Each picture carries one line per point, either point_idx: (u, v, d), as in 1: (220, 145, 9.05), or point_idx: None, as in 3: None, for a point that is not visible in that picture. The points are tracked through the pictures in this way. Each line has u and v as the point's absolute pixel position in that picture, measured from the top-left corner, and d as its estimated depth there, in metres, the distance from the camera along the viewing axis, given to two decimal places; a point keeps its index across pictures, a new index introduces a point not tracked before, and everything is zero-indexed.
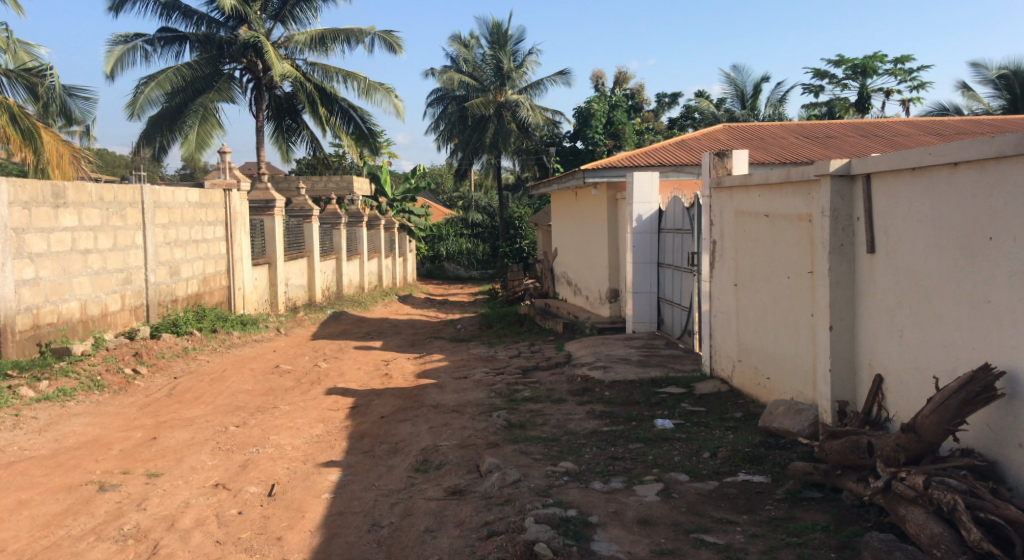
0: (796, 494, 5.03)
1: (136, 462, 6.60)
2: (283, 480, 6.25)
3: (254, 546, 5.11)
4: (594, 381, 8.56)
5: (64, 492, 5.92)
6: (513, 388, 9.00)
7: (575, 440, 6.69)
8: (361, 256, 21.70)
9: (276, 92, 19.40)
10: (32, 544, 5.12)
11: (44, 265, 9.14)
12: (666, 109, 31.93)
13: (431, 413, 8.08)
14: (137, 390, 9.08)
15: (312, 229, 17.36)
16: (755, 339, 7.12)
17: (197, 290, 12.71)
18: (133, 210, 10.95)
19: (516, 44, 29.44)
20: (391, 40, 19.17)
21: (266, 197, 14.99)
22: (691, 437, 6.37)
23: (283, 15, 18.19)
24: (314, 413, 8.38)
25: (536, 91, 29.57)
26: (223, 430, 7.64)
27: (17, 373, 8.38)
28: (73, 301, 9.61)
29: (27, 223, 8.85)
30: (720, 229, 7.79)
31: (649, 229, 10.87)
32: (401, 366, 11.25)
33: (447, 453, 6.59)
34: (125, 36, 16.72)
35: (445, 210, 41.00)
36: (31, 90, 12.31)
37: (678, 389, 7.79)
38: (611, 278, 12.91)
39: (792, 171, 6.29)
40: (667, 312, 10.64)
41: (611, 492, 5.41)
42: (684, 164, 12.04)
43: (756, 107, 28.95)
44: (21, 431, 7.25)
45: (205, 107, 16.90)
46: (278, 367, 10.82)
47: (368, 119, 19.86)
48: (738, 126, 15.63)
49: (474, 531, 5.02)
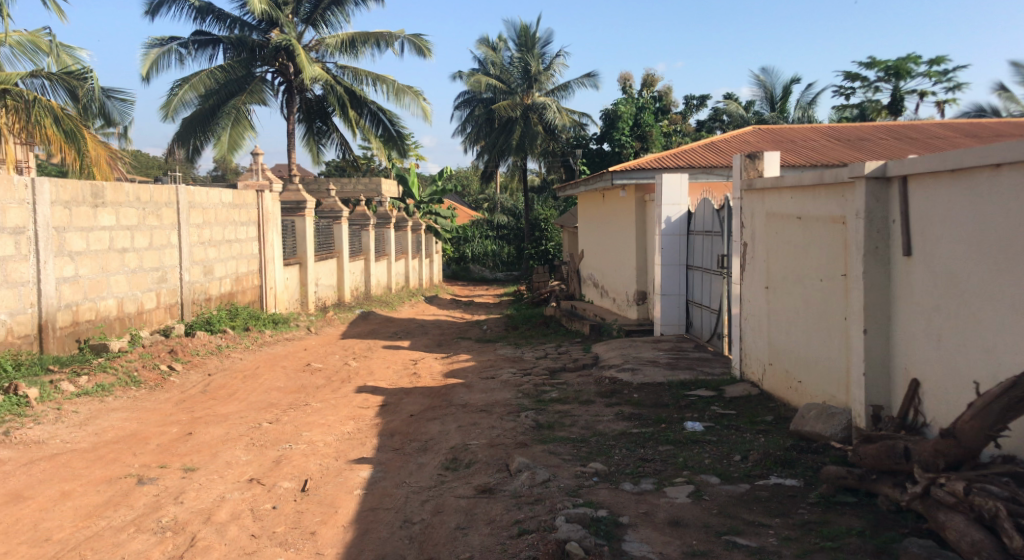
0: (829, 499, 5.01)
1: (173, 457, 6.71)
2: (315, 476, 6.33)
3: (288, 540, 5.20)
4: (622, 384, 8.58)
5: (104, 484, 6.04)
6: (540, 389, 9.07)
7: (604, 441, 6.72)
8: (389, 256, 21.90)
9: (306, 95, 19.60)
10: (75, 534, 5.23)
11: (83, 264, 9.32)
12: (695, 111, 31.72)
13: (459, 413, 8.13)
14: (172, 386, 9.19)
15: (341, 230, 17.52)
16: (786, 341, 7.08)
17: (229, 289, 12.90)
18: (169, 210, 11.12)
19: (544, 46, 29.44)
20: (419, 43, 19.34)
21: (297, 198, 15.13)
22: (721, 440, 6.35)
23: (315, 18, 18.34)
24: (344, 410, 8.47)
25: (564, 93, 29.61)
26: (257, 426, 7.74)
27: (58, 368, 8.54)
28: (111, 299, 9.80)
29: (67, 222, 9.03)
30: (751, 231, 7.73)
31: (678, 231, 10.83)
32: (429, 365, 11.32)
33: (476, 453, 6.63)
34: (160, 39, 16.99)
35: (472, 212, 41.20)
36: (71, 93, 12.55)
37: (707, 392, 7.76)
38: (638, 280, 12.93)
39: (825, 173, 6.27)
40: (696, 315, 10.59)
41: (641, 494, 5.43)
42: (714, 166, 11.98)
43: (785, 109, 28.84)
44: (62, 424, 7.38)
45: (238, 109, 17.14)
46: (309, 365, 10.95)
47: (396, 121, 19.96)
48: (768, 128, 15.48)
49: (506, 529, 5.07)
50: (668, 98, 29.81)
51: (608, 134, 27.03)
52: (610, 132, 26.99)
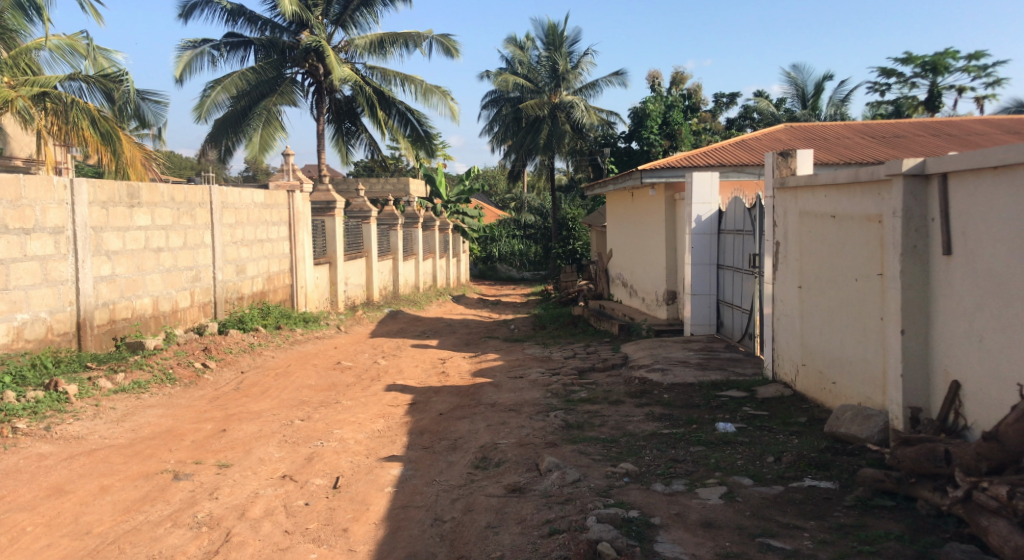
0: (866, 502, 4.95)
1: (208, 453, 6.80)
2: (347, 473, 6.38)
3: (321, 536, 5.25)
4: (652, 384, 8.53)
5: (141, 479, 6.13)
6: (569, 388, 9.05)
7: (634, 442, 6.69)
8: (417, 256, 21.97)
9: (336, 96, 19.75)
10: (114, 528, 5.32)
11: (120, 263, 9.47)
12: (725, 109, 31.42)
13: (489, 412, 8.14)
14: (206, 384, 9.30)
15: (370, 230, 17.62)
16: (820, 342, 7.00)
17: (261, 288, 13.03)
18: (202, 210, 11.25)
19: (572, 45, 29.38)
20: (447, 44, 19.40)
21: (327, 198, 15.25)
22: (753, 441, 6.29)
23: (344, 19, 18.45)
24: (374, 408, 8.52)
25: (592, 91, 29.53)
26: (289, 423, 7.81)
27: (96, 365, 8.68)
28: (146, 297, 9.95)
29: (104, 222, 9.18)
30: (784, 230, 7.65)
31: (708, 231, 10.76)
32: (457, 364, 11.35)
33: (505, 452, 6.64)
34: (193, 41, 17.20)
35: (499, 212, 41.25)
36: (107, 95, 12.76)
37: (739, 392, 7.70)
38: (668, 280, 12.85)
39: (860, 171, 6.19)
40: (726, 315, 10.50)
41: (673, 494, 5.40)
42: (745, 164, 11.88)
43: (818, 107, 28.51)
44: (101, 420, 7.51)
45: (269, 110, 17.29)
46: (339, 363, 11.03)
47: (424, 121, 20.04)
48: (800, 126, 15.32)
49: (537, 528, 5.08)
50: (697, 96, 29.59)
51: (637, 132, 26.92)
52: (639, 130, 26.88)
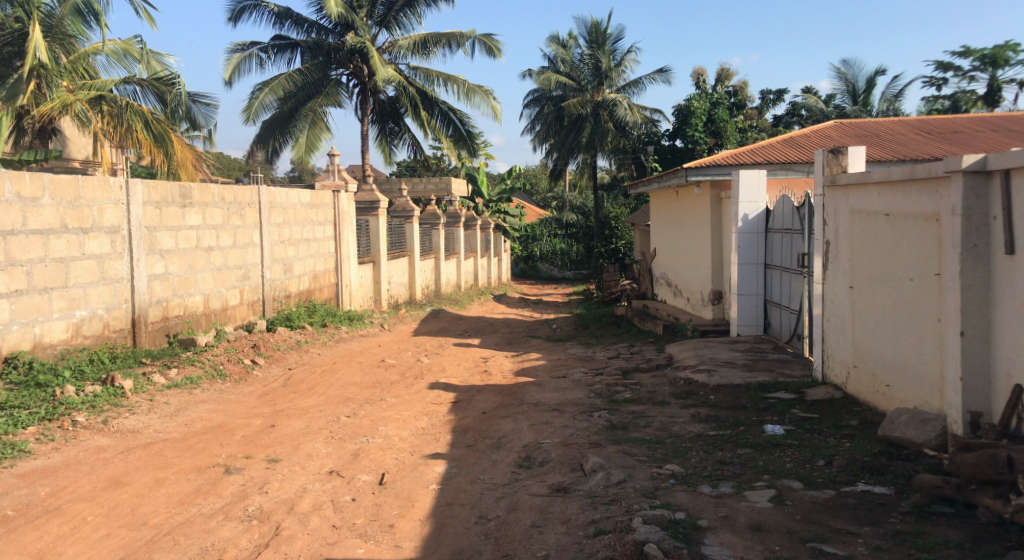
0: (923, 508, 4.84)
1: (257, 448, 6.91)
2: (392, 470, 6.43)
3: (368, 531, 5.30)
4: (698, 385, 8.44)
5: (194, 473, 6.26)
6: (613, 389, 9.00)
7: (680, 443, 6.62)
8: (459, 255, 22.05)
9: (379, 96, 19.92)
10: (169, 519, 5.44)
11: (172, 262, 9.67)
12: (772, 106, 30.86)
13: (532, 411, 8.14)
14: (255, 380, 9.45)
15: (413, 229, 17.74)
16: (873, 343, 6.86)
17: (308, 287, 13.20)
18: (251, 210, 11.43)
19: (615, 43, 29.22)
20: (490, 43, 19.44)
21: (371, 198, 15.40)
22: (803, 444, 6.19)
23: (388, 20, 18.58)
24: (418, 406, 8.57)
25: (635, 89, 29.33)
26: (335, 420, 7.90)
27: (150, 361, 8.89)
28: (198, 295, 10.16)
29: (158, 221, 9.38)
30: (834, 229, 7.51)
31: (755, 229, 10.61)
32: (500, 363, 11.37)
33: (549, 451, 6.63)
34: (242, 44, 17.49)
35: (541, 211, 41.20)
36: (161, 98, 13.04)
37: (788, 394, 7.58)
38: (713, 279, 12.71)
39: (917, 168, 6.05)
40: (774, 315, 10.35)
41: (720, 497, 5.33)
42: (794, 162, 11.70)
43: (870, 102, 27.96)
44: (155, 415, 7.67)
45: (315, 111, 17.56)
46: (383, 361, 11.12)
47: (467, 121, 20.10)
48: (850, 122, 15.02)
49: (582, 529, 5.06)
50: (743, 93, 29.00)
51: (681, 130, 26.69)
52: (683, 128, 26.65)
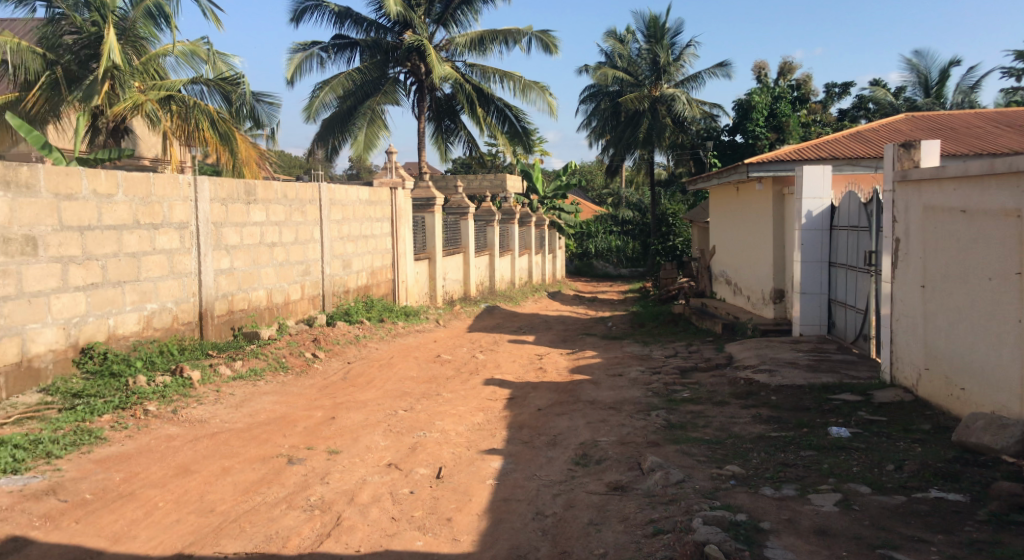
0: (1001, 518, 4.67)
1: (318, 439, 7.02)
2: (449, 464, 6.46)
3: (426, 524, 5.34)
4: (759, 385, 8.28)
5: (258, 462, 6.39)
6: (671, 388, 8.89)
7: (741, 444, 6.51)
8: (513, 252, 22.07)
9: (436, 93, 20.05)
10: (235, 507, 5.56)
11: (237, 257, 9.89)
12: (836, 100, 30.01)
13: (588, 409, 8.10)
14: (316, 372, 9.60)
15: (468, 225, 17.81)
16: (946, 345, 6.64)
17: (365, 282, 13.36)
18: (312, 207, 11.61)
19: (674, 37, 28.87)
20: (547, 40, 19.39)
21: (427, 195, 15.52)
22: (871, 447, 6.02)
23: (445, 18, 18.68)
24: (474, 402, 8.61)
25: (694, 84, 28.94)
26: (393, 413, 7.98)
27: (217, 353, 9.11)
28: (261, 290, 10.37)
29: (224, 218, 9.60)
30: (905, 226, 7.29)
31: (820, 227, 10.37)
32: (555, 360, 11.34)
33: (606, 450, 6.59)
34: (304, 44, 17.79)
35: (596, 207, 40.97)
36: (226, 97, 13.34)
37: (854, 396, 7.39)
38: (775, 278, 12.47)
39: (997, 162, 5.84)
40: (839, 315, 10.09)
41: (783, 499, 5.22)
42: (860, 158, 11.40)
43: (943, 94, 27.08)
44: (221, 405, 7.85)
45: (373, 109, 17.78)
46: (439, 357, 11.20)
47: (523, 118, 20.09)
48: (920, 115, 14.55)
49: (640, 528, 5.01)
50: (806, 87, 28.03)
51: (742, 125, 26.26)
52: (744, 123, 26.22)
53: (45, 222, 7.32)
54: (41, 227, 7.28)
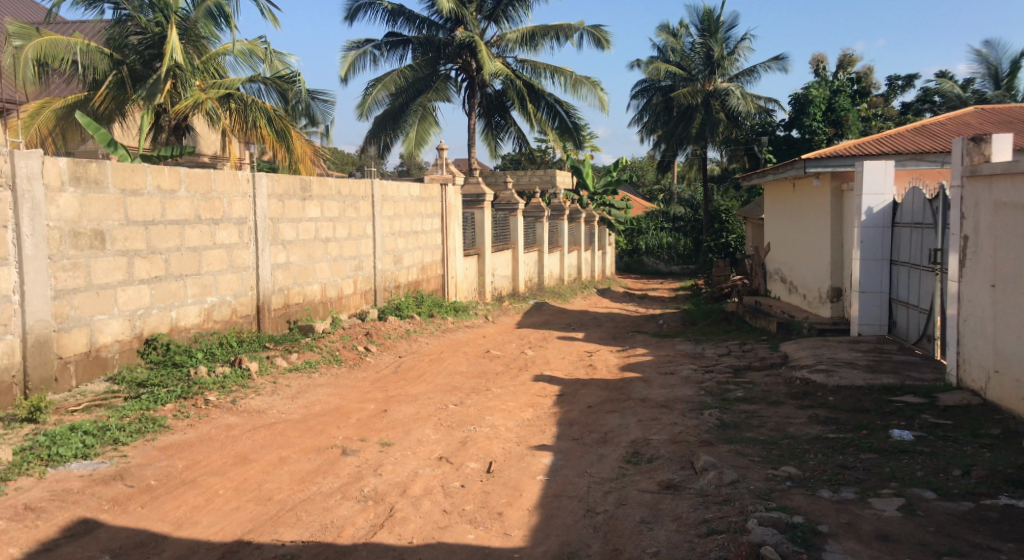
0: None
1: (371, 432, 7.09)
2: (499, 459, 6.47)
3: (477, 518, 5.35)
4: (816, 386, 8.11)
5: (314, 453, 6.48)
6: (724, 387, 8.76)
7: (797, 445, 6.38)
8: (563, 248, 22.00)
9: (487, 89, 20.07)
10: (291, 496, 5.64)
11: (293, 252, 10.04)
12: (899, 93, 29.27)
13: (639, 407, 8.03)
14: (368, 365, 9.71)
15: (517, 222, 17.79)
16: (1018, 347, 6.40)
17: (416, 278, 13.45)
18: (365, 203, 11.72)
19: (728, 31, 28.43)
20: (599, 35, 19.27)
21: (477, 191, 15.55)
22: (935, 452, 5.85)
23: (496, 14, 18.69)
24: (523, 397, 8.60)
25: (749, 78, 28.48)
26: (444, 407, 8.02)
27: (273, 345, 9.27)
28: (316, 284, 10.53)
29: (281, 213, 9.75)
30: (974, 223, 7.05)
31: (881, 224, 10.10)
32: (605, 358, 11.27)
33: (658, 448, 6.52)
34: (357, 42, 17.98)
35: (647, 203, 40.60)
36: (282, 95, 13.57)
37: (917, 398, 7.18)
38: (833, 276, 12.19)
39: None
40: (901, 315, 9.82)
41: (842, 502, 5.10)
42: (925, 152, 11.06)
43: (1014, 86, 26.19)
44: (277, 396, 7.98)
45: (424, 106, 17.89)
46: (488, 352, 11.22)
47: (574, 113, 19.99)
48: (989, 108, 14.07)
49: (694, 527, 4.94)
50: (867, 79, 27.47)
51: (798, 119, 25.77)
52: (801, 117, 25.72)
53: (113, 216, 7.52)
54: (109, 221, 7.48)
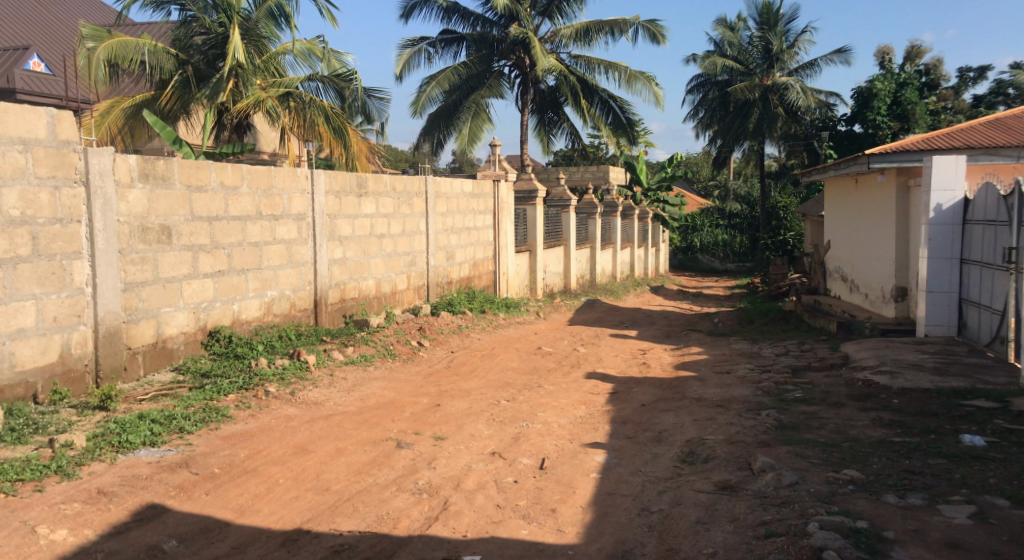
0: None
1: (425, 425, 7.11)
2: (552, 456, 6.42)
3: (531, 513, 5.31)
4: (879, 387, 7.86)
5: (369, 445, 6.51)
6: (782, 387, 8.57)
7: (859, 448, 6.19)
8: (615, 245, 21.82)
9: (540, 85, 20.00)
10: (348, 487, 5.68)
11: (349, 247, 10.14)
12: (970, 85, 28.25)
13: (694, 406, 7.90)
14: (421, 360, 9.75)
15: (569, 218, 17.69)
16: None
17: (468, 274, 13.47)
18: (419, 199, 11.77)
19: (787, 24, 27.86)
20: (654, 30, 19.04)
21: (529, 187, 15.51)
22: (1008, 458, 5.61)
23: (550, 10, 18.60)
24: (576, 395, 8.53)
25: (808, 72, 27.86)
26: (496, 403, 8.00)
27: (330, 339, 9.36)
28: (371, 280, 10.61)
29: (338, 210, 9.85)
30: None
31: (950, 221, 9.76)
32: (659, 356, 11.13)
33: (714, 448, 6.39)
34: (413, 40, 18.10)
35: (701, 200, 40.05)
36: (339, 93, 13.74)
37: (988, 402, 6.90)
38: (898, 275, 11.82)
39: None
40: (971, 316, 9.47)
41: (909, 508, 4.92)
42: (998, 147, 10.66)
43: None
44: (334, 389, 8.06)
45: (478, 103, 17.92)
46: (540, 349, 11.17)
47: (628, 109, 19.79)
48: None
49: (752, 529, 4.82)
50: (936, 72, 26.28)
51: (861, 114, 25.10)
52: (863, 111, 25.05)
53: (179, 212, 7.68)
54: (176, 217, 7.64)
